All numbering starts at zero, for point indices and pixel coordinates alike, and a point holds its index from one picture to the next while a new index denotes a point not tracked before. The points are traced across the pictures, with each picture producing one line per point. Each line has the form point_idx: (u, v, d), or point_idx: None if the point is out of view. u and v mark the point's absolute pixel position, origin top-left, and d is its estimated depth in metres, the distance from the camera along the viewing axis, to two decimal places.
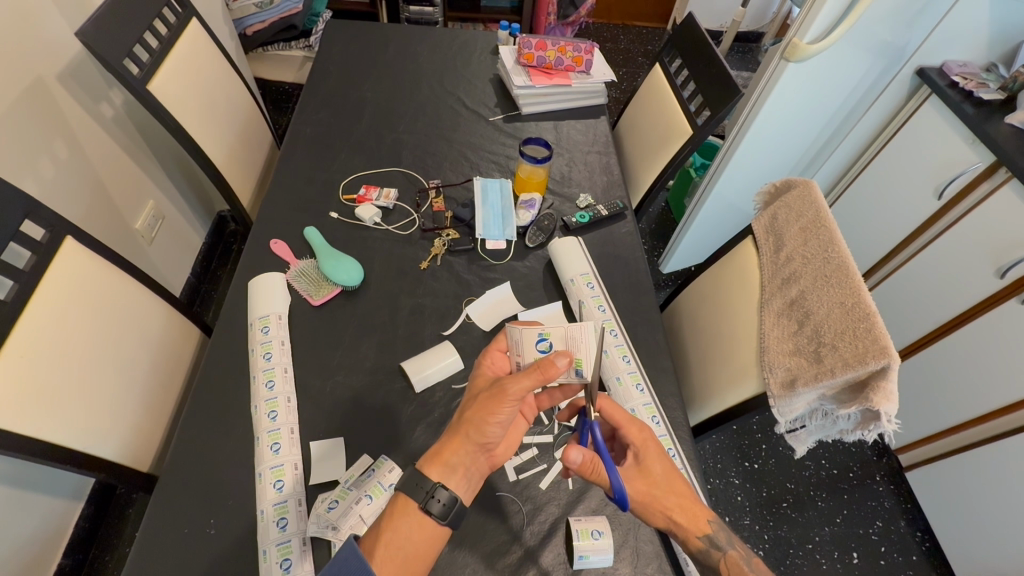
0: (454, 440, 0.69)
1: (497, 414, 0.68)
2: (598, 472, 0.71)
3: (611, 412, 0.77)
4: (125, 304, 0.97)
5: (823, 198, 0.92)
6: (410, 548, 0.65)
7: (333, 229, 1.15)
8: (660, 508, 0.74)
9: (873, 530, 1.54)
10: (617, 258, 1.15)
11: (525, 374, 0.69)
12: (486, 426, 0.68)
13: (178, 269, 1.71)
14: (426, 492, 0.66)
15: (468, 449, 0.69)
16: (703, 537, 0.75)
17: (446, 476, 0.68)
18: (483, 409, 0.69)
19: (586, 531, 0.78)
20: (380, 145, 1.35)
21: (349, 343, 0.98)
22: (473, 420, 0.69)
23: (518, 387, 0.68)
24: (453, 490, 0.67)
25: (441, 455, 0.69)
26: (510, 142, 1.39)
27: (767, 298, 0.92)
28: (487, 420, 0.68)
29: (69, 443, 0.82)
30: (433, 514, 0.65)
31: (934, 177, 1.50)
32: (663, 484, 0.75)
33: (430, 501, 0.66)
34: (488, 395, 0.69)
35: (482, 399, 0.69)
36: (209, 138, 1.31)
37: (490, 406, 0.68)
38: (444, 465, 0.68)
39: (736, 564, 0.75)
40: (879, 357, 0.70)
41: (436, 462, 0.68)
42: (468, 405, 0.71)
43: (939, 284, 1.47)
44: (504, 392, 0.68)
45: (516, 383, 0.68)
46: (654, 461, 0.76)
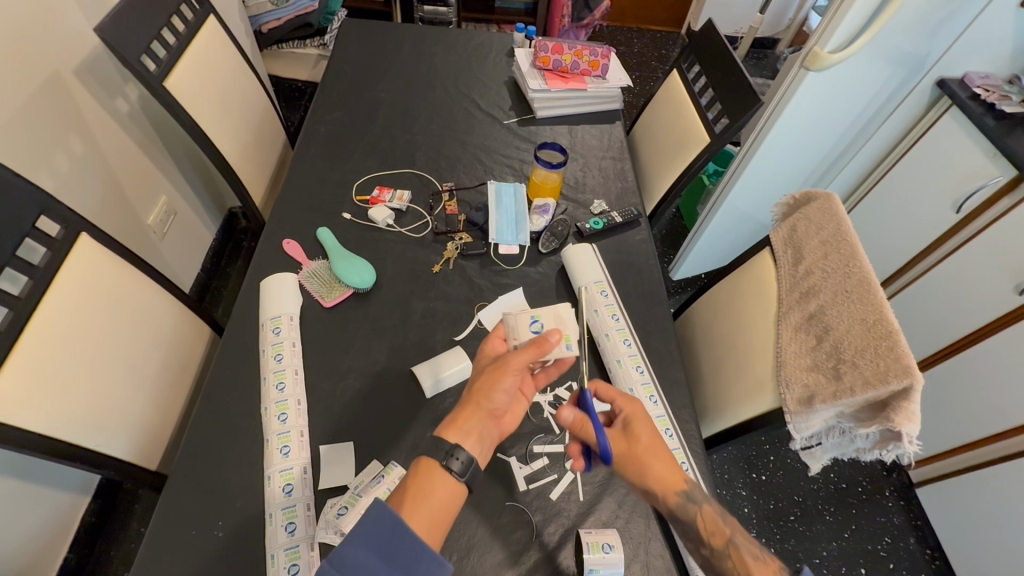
0: (465, 409, 0.70)
1: (506, 382, 0.71)
2: (586, 430, 0.77)
3: (605, 388, 0.81)
4: (138, 300, 0.97)
5: (844, 211, 0.90)
6: (434, 508, 0.63)
7: (346, 230, 1.15)
8: (641, 469, 0.76)
9: (881, 546, 1.52)
10: (630, 265, 1.14)
11: (529, 347, 0.72)
12: (495, 393, 0.70)
13: (188, 265, 1.71)
14: (445, 453, 0.66)
15: (481, 417, 0.70)
16: (681, 492, 0.76)
17: (462, 440, 0.68)
18: (492, 380, 0.71)
19: (597, 546, 0.77)
20: (394, 147, 1.35)
21: (360, 346, 0.98)
22: (482, 389, 0.70)
23: (521, 359, 0.71)
24: (469, 452, 0.67)
25: (456, 422, 0.69)
26: (525, 146, 1.38)
27: (784, 312, 0.90)
28: (495, 387, 0.71)
29: (81, 441, 0.82)
30: (453, 472, 0.65)
31: (953, 190, 1.48)
32: (647, 446, 0.78)
33: (451, 461, 0.65)
34: (495, 366, 0.71)
35: (486, 373, 0.72)
36: (223, 135, 1.31)
37: (495, 377, 0.71)
38: (459, 429, 0.69)
39: (711, 517, 0.75)
40: (902, 376, 0.69)
41: (452, 426, 0.69)
42: (477, 377, 0.73)
43: (956, 299, 1.45)
44: (505, 363, 0.71)
45: (516, 355, 0.71)
46: (641, 426, 0.79)
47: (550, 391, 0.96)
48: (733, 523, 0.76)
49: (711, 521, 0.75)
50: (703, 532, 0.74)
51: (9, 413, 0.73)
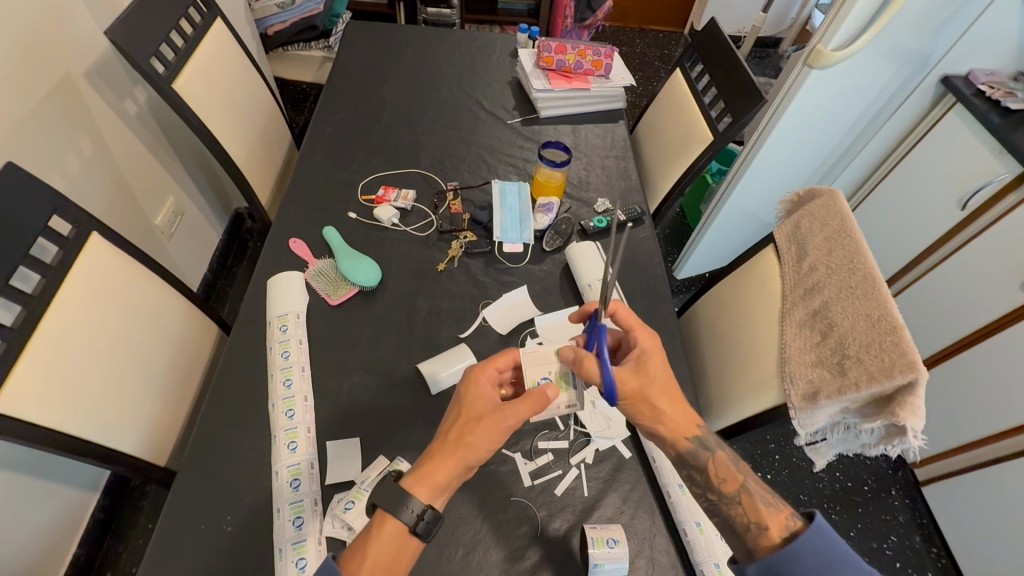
0: (443, 462, 0.68)
1: (495, 438, 0.70)
2: (591, 368, 0.75)
3: (625, 315, 0.81)
4: (148, 298, 0.99)
5: (848, 207, 0.90)
6: (395, 563, 0.64)
7: (351, 229, 1.16)
8: (653, 408, 0.76)
9: (887, 544, 1.51)
10: (634, 263, 1.14)
11: (529, 406, 0.70)
12: (482, 449, 0.69)
13: (195, 265, 1.72)
14: (414, 514, 0.64)
15: (459, 470, 0.69)
16: (691, 437, 0.75)
17: (435, 497, 0.67)
18: (485, 437, 0.69)
19: (602, 540, 0.77)
20: (399, 147, 1.36)
21: (366, 343, 0.99)
22: (472, 445, 0.68)
23: (517, 417, 0.70)
24: (435, 507, 0.66)
25: (430, 478, 0.67)
26: (528, 146, 1.39)
27: (788, 308, 0.90)
28: (487, 445, 0.69)
29: (92, 437, 0.83)
30: (417, 533, 0.64)
31: (958, 187, 1.47)
32: (659, 386, 0.77)
33: (417, 521, 0.64)
34: (485, 422, 0.69)
35: (477, 428, 0.69)
36: (230, 137, 1.32)
37: (490, 433, 0.69)
38: (433, 487, 0.66)
39: (723, 465, 0.74)
40: (906, 371, 0.69)
41: (424, 483, 0.66)
42: (463, 427, 0.69)
43: (961, 296, 1.44)
44: (506, 426, 0.69)
45: (516, 415, 0.70)
46: (655, 364, 0.78)
47: None
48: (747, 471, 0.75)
49: (724, 469, 0.74)
50: (713, 478, 0.73)
51: (21, 409, 0.74)
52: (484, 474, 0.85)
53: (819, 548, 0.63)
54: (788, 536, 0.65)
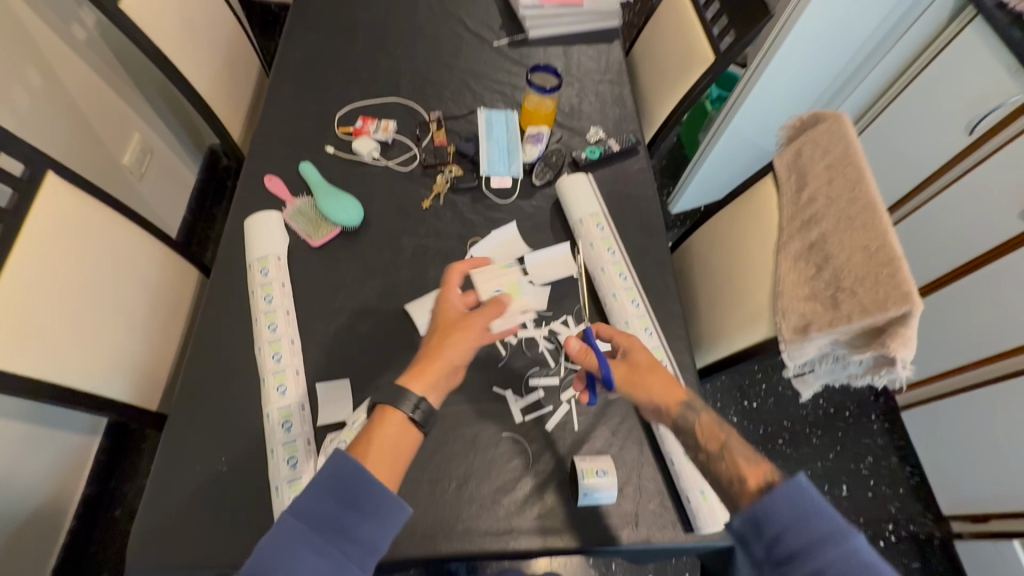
0: (429, 363, 0.69)
1: (472, 339, 0.72)
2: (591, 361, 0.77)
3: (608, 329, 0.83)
4: (120, 243, 0.94)
5: (853, 130, 0.85)
6: (397, 450, 0.65)
7: (330, 165, 1.10)
8: (645, 391, 0.76)
9: (863, 465, 1.60)
10: (627, 197, 1.10)
11: (496, 305, 0.75)
12: (459, 351, 0.71)
13: (171, 206, 1.65)
14: (409, 403, 0.66)
15: (448, 370, 0.70)
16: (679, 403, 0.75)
17: (429, 390, 0.68)
18: (462, 337, 0.71)
19: (593, 471, 0.79)
20: (377, 73, 1.25)
21: (350, 285, 0.96)
22: (449, 347, 0.71)
23: (485, 318, 0.74)
24: (429, 401, 0.68)
25: (425, 371, 0.68)
26: (516, 70, 1.29)
27: (784, 241, 0.88)
28: (466, 347, 0.72)
29: (76, 384, 0.82)
30: (415, 422, 0.66)
31: (967, 112, 1.38)
32: (644, 365, 0.78)
33: (415, 410, 0.65)
34: (463, 323, 0.73)
35: (452, 331, 0.72)
36: (191, 64, 1.22)
37: (463, 334, 0.72)
38: (427, 380, 0.68)
39: (708, 425, 0.72)
40: (900, 303, 0.68)
41: (418, 377, 0.68)
42: (442, 331, 0.72)
43: (957, 227, 1.42)
44: (474, 321, 0.73)
45: (483, 314, 0.74)
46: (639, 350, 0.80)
47: (544, 325, 0.95)
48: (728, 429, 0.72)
49: (710, 430, 0.72)
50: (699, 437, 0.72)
51: None
52: (475, 412, 0.86)
53: (793, 502, 0.57)
54: (764, 486, 0.62)
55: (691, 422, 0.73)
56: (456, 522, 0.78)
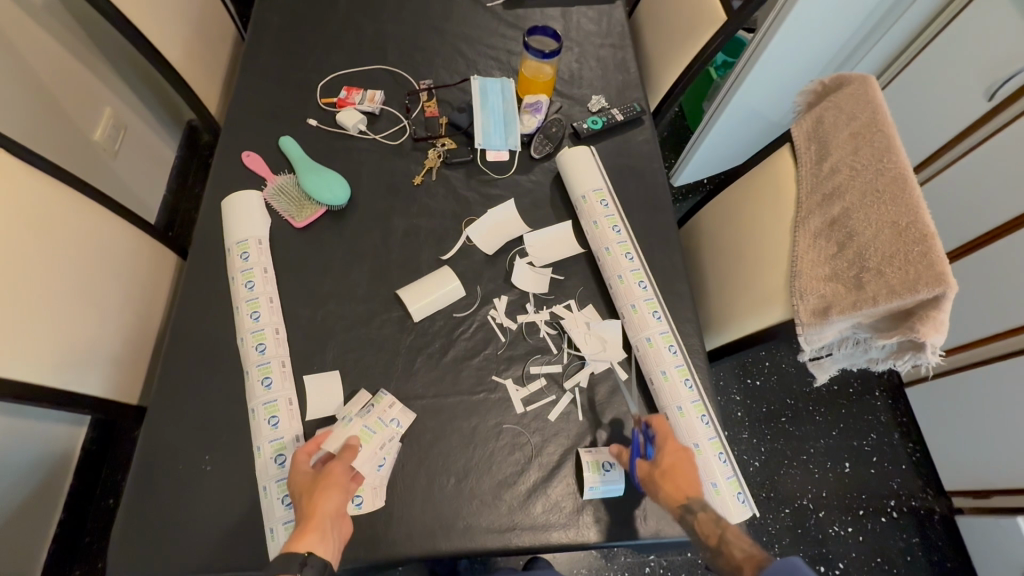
0: (303, 527, 0.62)
1: (339, 490, 0.66)
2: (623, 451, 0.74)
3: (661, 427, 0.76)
4: (87, 228, 0.87)
5: (881, 95, 0.78)
6: None
7: (313, 140, 1.02)
8: (659, 488, 0.70)
9: (866, 441, 1.58)
10: (632, 170, 1.03)
11: (348, 449, 0.70)
12: (332, 504, 0.65)
13: (150, 185, 1.56)
14: (298, 559, 0.59)
15: (330, 526, 0.64)
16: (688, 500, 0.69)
17: (315, 543, 0.62)
18: (329, 492, 0.65)
19: (597, 464, 0.76)
20: (362, 38, 1.16)
21: (338, 269, 0.90)
22: (319, 504, 0.64)
23: (343, 466, 0.68)
24: (322, 553, 0.61)
25: (305, 532, 0.62)
26: (512, 33, 1.19)
27: (803, 217, 0.82)
28: (338, 499, 0.65)
29: (45, 380, 0.76)
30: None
31: (988, 75, 1.30)
32: (670, 465, 0.71)
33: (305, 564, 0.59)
34: (323, 479, 0.66)
35: (312, 490, 0.65)
36: (158, 30, 1.12)
37: (328, 487, 0.65)
38: (315, 534, 0.62)
39: (709, 522, 0.67)
40: (934, 284, 0.63)
41: (303, 535, 0.62)
42: (306, 494, 0.65)
43: (973, 199, 1.36)
44: (332, 472, 0.67)
45: (339, 463, 0.68)
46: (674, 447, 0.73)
47: (545, 309, 0.89)
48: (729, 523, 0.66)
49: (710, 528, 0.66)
50: (702, 535, 0.66)
51: None
52: (474, 403, 0.81)
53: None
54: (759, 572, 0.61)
55: (695, 520, 0.67)
56: (455, 519, 0.74)
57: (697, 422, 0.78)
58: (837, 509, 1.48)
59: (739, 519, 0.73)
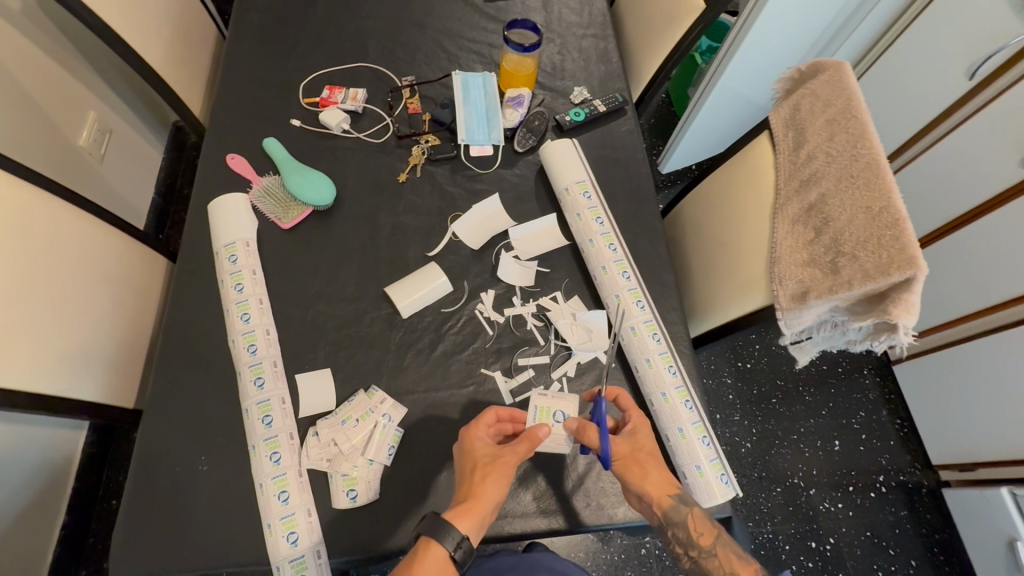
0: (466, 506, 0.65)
1: (509, 475, 0.69)
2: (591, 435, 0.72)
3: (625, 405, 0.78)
4: (75, 236, 0.87)
5: (856, 82, 0.79)
6: None
7: (297, 140, 1.02)
8: (644, 478, 0.71)
9: (855, 419, 1.61)
10: (616, 161, 1.04)
11: (529, 437, 0.71)
12: (497, 488, 0.67)
13: (138, 189, 1.56)
14: (451, 540, 0.61)
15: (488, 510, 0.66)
16: (674, 494, 0.71)
17: (473, 527, 0.64)
18: (498, 477, 0.68)
19: (547, 412, 0.79)
20: (343, 36, 1.16)
21: (327, 269, 0.91)
22: (482, 487, 0.67)
23: (519, 454, 0.70)
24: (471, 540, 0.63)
25: (469, 510, 0.65)
26: (493, 26, 1.19)
27: (782, 204, 0.83)
28: (502, 484, 0.68)
29: (42, 389, 0.78)
30: (457, 560, 0.61)
31: (969, 54, 1.31)
32: (648, 458, 0.73)
33: (456, 548, 0.61)
34: (498, 462, 0.68)
35: (479, 470, 0.68)
36: (138, 33, 1.11)
37: (496, 470, 0.68)
38: (474, 518, 0.64)
39: (700, 518, 0.71)
40: (905, 267, 0.65)
41: (463, 514, 0.64)
42: (472, 477, 0.68)
43: (955, 178, 1.37)
44: (506, 456, 0.69)
45: (516, 449, 0.70)
46: (644, 434, 0.75)
47: (532, 301, 0.91)
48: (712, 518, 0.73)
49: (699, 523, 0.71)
50: (692, 532, 0.70)
51: None
52: (463, 396, 0.83)
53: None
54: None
55: (686, 514, 0.71)
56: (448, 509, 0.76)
57: (681, 407, 0.80)
58: (827, 486, 1.51)
59: (723, 500, 0.75)
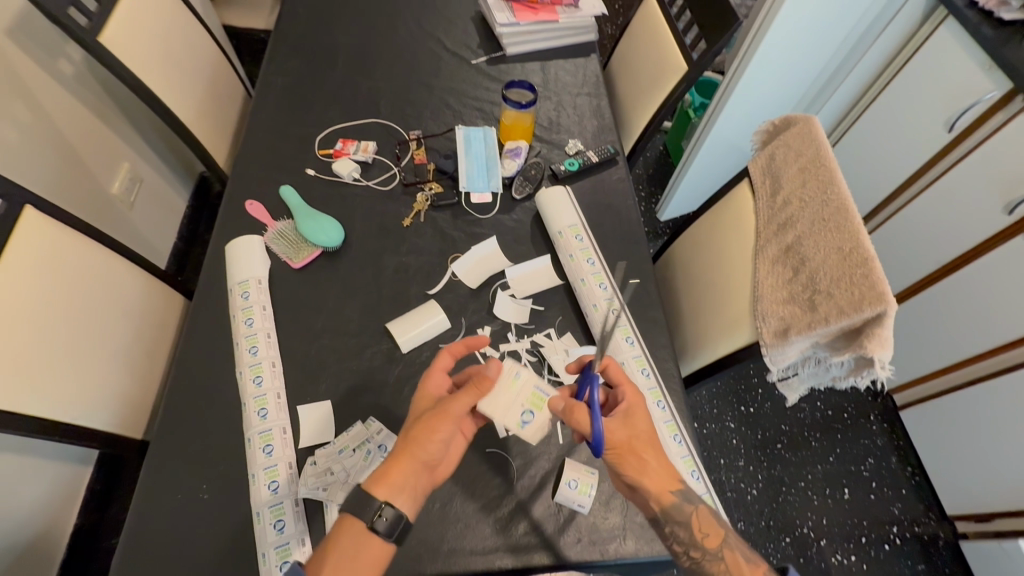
0: (395, 461, 0.66)
1: (446, 431, 0.68)
2: (580, 419, 0.70)
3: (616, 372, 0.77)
4: (101, 273, 0.94)
5: (824, 135, 0.86)
6: (358, 559, 0.62)
7: (311, 188, 1.11)
8: (644, 467, 0.71)
9: (864, 466, 1.58)
10: (608, 207, 1.10)
11: (474, 390, 0.70)
12: (429, 443, 0.67)
13: (162, 233, 1.66)
14: (370, 510, 0.63)
15: (417, 468, 0.67)
16: (675, 491, 0.72)
17: (394, 493, 0.65)
18: (432, 431, 0.67)
19: (536, 396, 0.74)
20: (356, 95, 1.27)
21: (332, 305, 0.96)
22: (414, 440, 0.67)
23: (462, 403, 0.69)
24: (397, 504, 0.64)
25: (390, 476, 0.65)
26: (495, 86, 1.30)
27: (762, 245, 0.88)
28: (438, 441, 0.67)
29: (58, 417, 0.82)
30: (379, 532, 0.63)
31: (943, 110, 1.39)
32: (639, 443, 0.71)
33: (375, 519, 0.63)
34: (433, 415, 0.68)
35: (419, 421, 0.68)
36: (175, 93, 1.24)
37: (432, 424, 0.67)
38: (393, 485, 0.65)
39: (705, 518, 0.72)
40: (875, 304, 0.68)
41: (382, 483, 0.65)
42: (406, 433, 0.68)
43: (940, 224, 1.42)
44: (445, 410, 0.68)
45: (456, 403, 0.69)
46: (640, 420, 0.73)
47: (526, 337, 0.94)
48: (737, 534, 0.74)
49: (706, 522, 0.71)
50: (697, 533, 0.70)
51: None
52: None
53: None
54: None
55: (689, 514, 0.71)
56: (440, 542, 0.77)
57: (670, 440, 0.83)
58: (838, 537, 1.47)
59: None
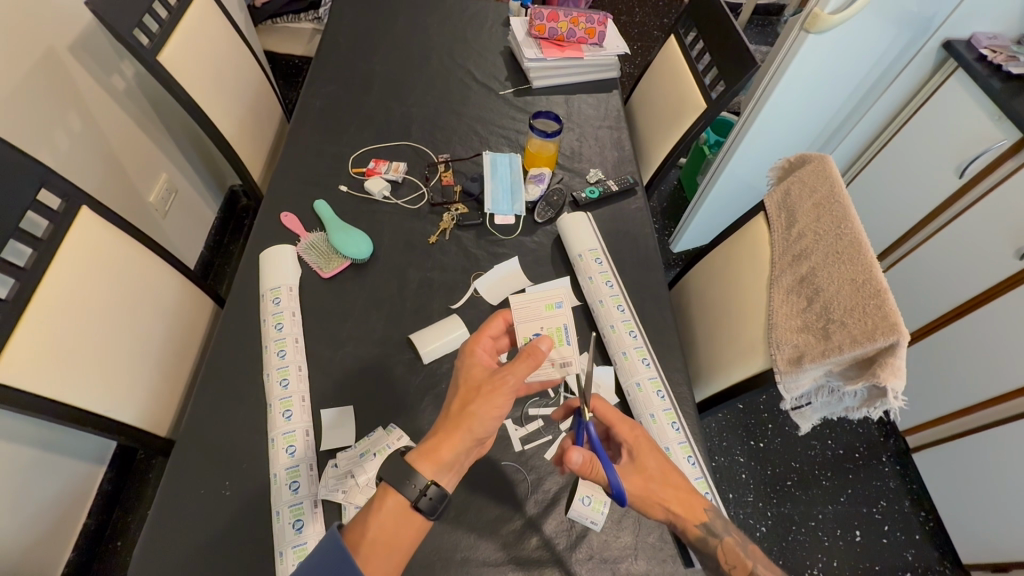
0: (448, 438, 0.64)
1: (500, 404, 0.65)
2: (597, 472, 0.70)
3: (604, 411, 0.77)
4: (141, 273, 0.99)
5: (839, 173, 0.90)
6: (398, 535, 0.62)
7: (343, 203, 1.16)
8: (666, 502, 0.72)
9: (876, 509, 1.55)
10: (626, 234, 1.14)
11: (530, 360, 0.67)
12: (484, 420, 0.64)
13: (192, 242, 1.73)
14: (415, 488, 0.61)
15: (468, 444, 0.65)
16: (701, 524, 0.72)
17: (440, 472, 0.63)
18: (486, 404, 0.65)
19: (559, 331, 0.81)
20: (389, 119, 1.34)
21: (358, 315, 1.00)
22: (467, 415, 0.64)
23: (517, 379, 0.66)
24: (440, 483, 0.63)
25: (438, 453, 0.63)
26: (521, 117, 1.37)
27: (777, 275, 0.91)
28: (491, 413, 0.65)
29: (91, 407, 0.85)
30: (421, 510, 0.62)
31: (954, 157, 1.43)
32: (655, 475, 0.74)
33: (419, 497, 0.61)
34: (488, 388, 0.65)
35: (473, 393, 0.66)
36: (220, 111, 1.31)
37: (487, 397, 0.65)
38: (441, 463, 0.63)
39: (731, 550, 0.73)
40: (888, 333, 0.70)
41: (429, 458, 0.63)
42: (457, 406, 0.66)
43: (951, 267, 1.44)
44: (501, 382, 0.65)
45: (513, 374, 0.66)
46: (647, 456, 0.75)
47: None
48: (753, 557, 0.75)
49: (733, 555, 0.73)
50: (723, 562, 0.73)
51: (21, 379, 0.76)
52: None
53: None
54: None
55: (714, 547, 0.73)
56: (453, 551, 0.77)
57: (683, 462, 0.83)
58: None
59: None
